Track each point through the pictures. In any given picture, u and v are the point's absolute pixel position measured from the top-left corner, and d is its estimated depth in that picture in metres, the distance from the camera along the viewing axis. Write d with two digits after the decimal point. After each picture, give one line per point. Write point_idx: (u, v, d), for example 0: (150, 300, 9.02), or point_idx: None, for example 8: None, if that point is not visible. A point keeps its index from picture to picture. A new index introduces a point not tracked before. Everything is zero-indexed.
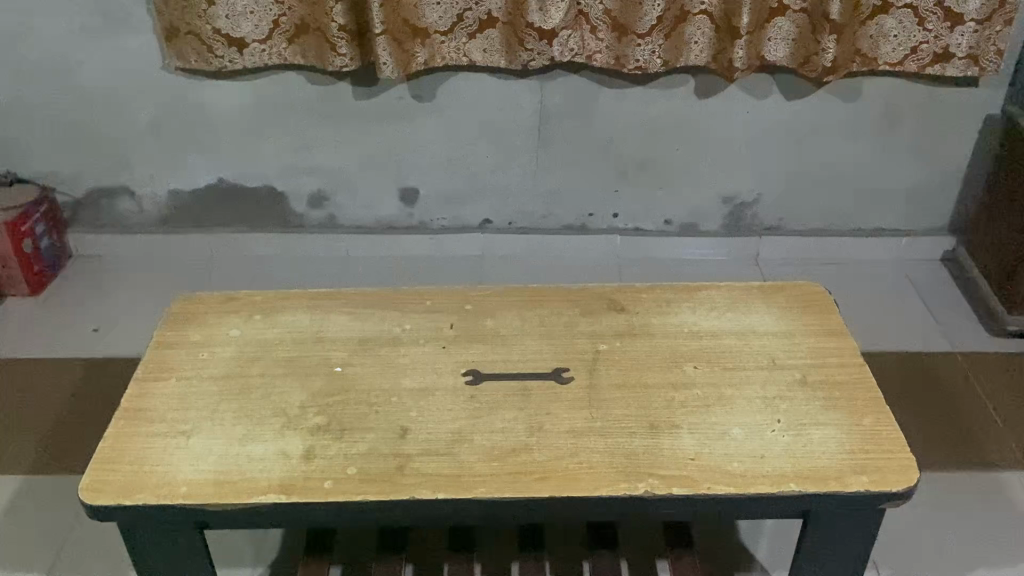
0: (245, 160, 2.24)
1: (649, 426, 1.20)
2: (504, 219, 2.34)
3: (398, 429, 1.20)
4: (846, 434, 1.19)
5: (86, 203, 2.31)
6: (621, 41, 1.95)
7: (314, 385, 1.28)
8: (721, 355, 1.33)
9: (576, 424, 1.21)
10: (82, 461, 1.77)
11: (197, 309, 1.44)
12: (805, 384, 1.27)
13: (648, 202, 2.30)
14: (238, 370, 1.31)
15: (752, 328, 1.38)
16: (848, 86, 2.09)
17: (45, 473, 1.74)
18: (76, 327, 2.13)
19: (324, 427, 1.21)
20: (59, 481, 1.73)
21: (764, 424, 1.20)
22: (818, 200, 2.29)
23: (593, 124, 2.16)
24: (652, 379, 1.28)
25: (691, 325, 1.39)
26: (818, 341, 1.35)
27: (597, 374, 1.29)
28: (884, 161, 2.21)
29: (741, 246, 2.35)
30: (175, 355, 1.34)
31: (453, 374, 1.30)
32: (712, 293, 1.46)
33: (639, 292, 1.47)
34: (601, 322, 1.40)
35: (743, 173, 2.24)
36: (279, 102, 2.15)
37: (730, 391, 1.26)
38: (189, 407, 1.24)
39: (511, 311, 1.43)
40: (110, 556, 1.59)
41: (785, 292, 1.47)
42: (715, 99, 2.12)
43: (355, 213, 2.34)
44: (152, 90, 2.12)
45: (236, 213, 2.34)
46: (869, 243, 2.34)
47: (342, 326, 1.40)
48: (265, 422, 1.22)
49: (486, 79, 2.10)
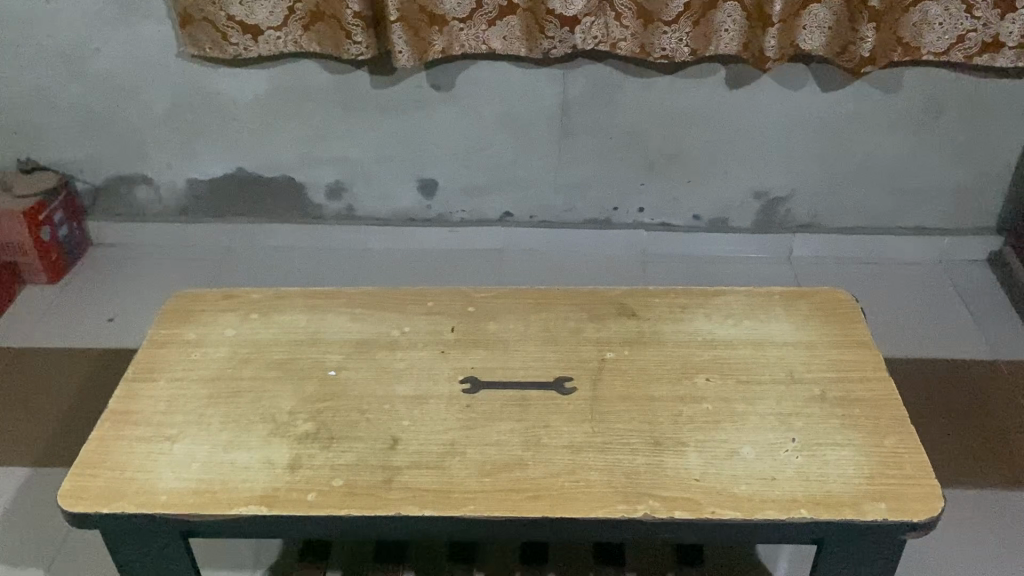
0: (263, 150, 2.20)
1: (652, 442, 1.13)
2: (525, 212, 2.27)
3: (387, 439, 1.15)
4: (865, 457, 1.10)
5: (105, 190, 2.29)
6: (647, 28, 1.86)
7: (305, 391, 1.23)
8: (735, 367, 1.25)
9: (575, 438, 1.14)
10: (70, 455, 1.75)
11: (194, 306, 1.40)
12: (824, 401, 1.19)
13: (676, 196, 2.21)
14: (229, 372, 1.27)
15: (770, 338, 1.30)
16: (889, 77, 1.97)
17: (35, 466, 1.73)
18: (90, 318, 2.11)
19: (312, 435, 1.16)
20: (48, 475, 1.71)
21: (777, 444, 1.13)
22: (855, 197, 2.17)
23: (617, 115, 2.08)
24: (659, 392, 1.21)
25: (704, 334, 1.31)
26: (839, 353, 1.26)
27: (601, 384, 1.22)
28: (926, 157, 2.09)
29: (772, 243, 2.25)
30: (167, 355, 1.30)
31: (449, 381, 1.24)
32: (730, 298, 1.38)
33: (651, 297, 1.39)
34: (610, 327, 1.33)
35: (775, 168, 2.14)
36: (295, 90, 2.10)
37: (743, 406, 1.18)
38: (177, 411, 1.20)
39: (515, 315, 1.36)
40: (92, 556, 1.56)
41: (807, 299, 1.37)
42: (746, 90, 2.02)
43: (373, 205, 2.29)
44: (169, 78, 2.09)
45: (255, 202, 2.31)
46: (909, 243, 2.21)
47: (338, 328, 1.35)
48: (252, 428, 1.17)
49: (506, 67, 2.02)
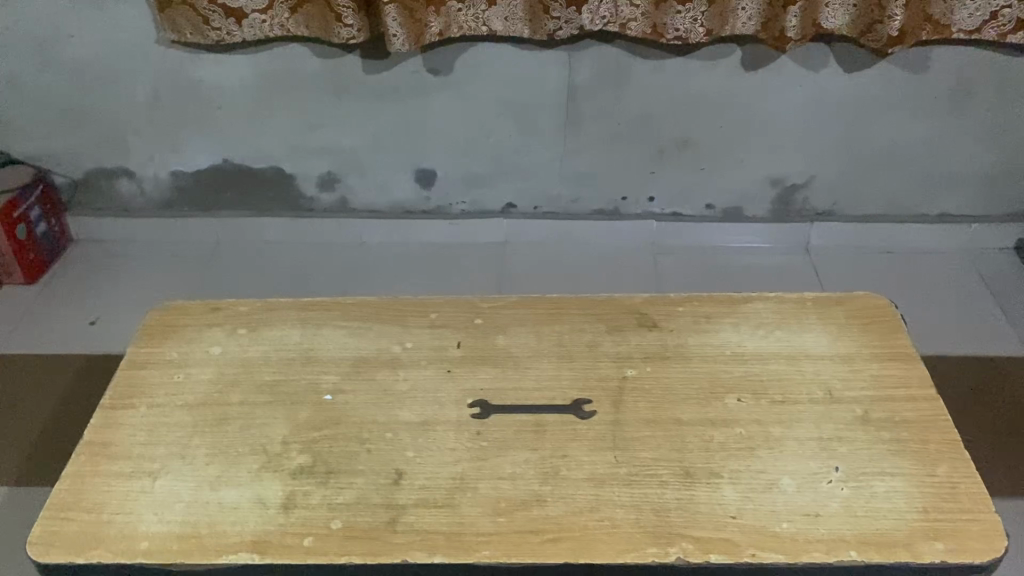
0: (250, 140, 2.08)
1: (682, 474, 1.03)
2: (528, 203, 2.16)
3: (391, 474, 1.04)
4: (916, 488, 1.00)
5: (85, 184, 2.17)
6: (659, 7, 1.73)
7: (299, 417, 1.12)
8: (768, 385, 1.14)
9: (597, 470, 1.03)
10: (54, 473, 1.63)
11: (177, 321, 1.29)
12: (867, 423, 1.09)
13: (688, 185, 2.10)
14: (215, 398, 1.16)
15: (806, 351, 1.19)
16: (916, 57, 1.85)
17: (15, 486, 1.61)
18: (71, 321, 2.00)
19: (308, 469, 1.05)
20: (26, 496, 1.59)
21: (819, 474, 1.03)
22: (876, 184, 2.06)
23: (626, 100, 1.96)
24: (686, 415, 1.10)
25: (733, 347, 1.20)
26: (881, 368, 1.16)
27: (623, 406, 1.12)
28: (954, 141, 1.97)
29: (789, 234, 2.14)
30: (148, 377, 1.19)
31: (457, 405, 1.13)
32: (759, 306, 1.27)
33: (673, 305, 1.28)
34: (630, 341, 1.22)
35: (793, 154, 2.03)
36: (283, 76, 1.97)
37: (779, 430, 1.08)
38: (160, 443, 1.10)
39: (526, 328, 1.25)
40: None
41: (843, 306, 1.27)
42: (764, 72, 1.90)
43: (368, 197, 2.17)
44: (149, 65, 1.96)
45: (244, 196, 2.19)
46: (932, 232, 2.11)
47: (334, 344, 1.24)
48: (242, 461, 1.07)
49: (508, 50, 1.90)
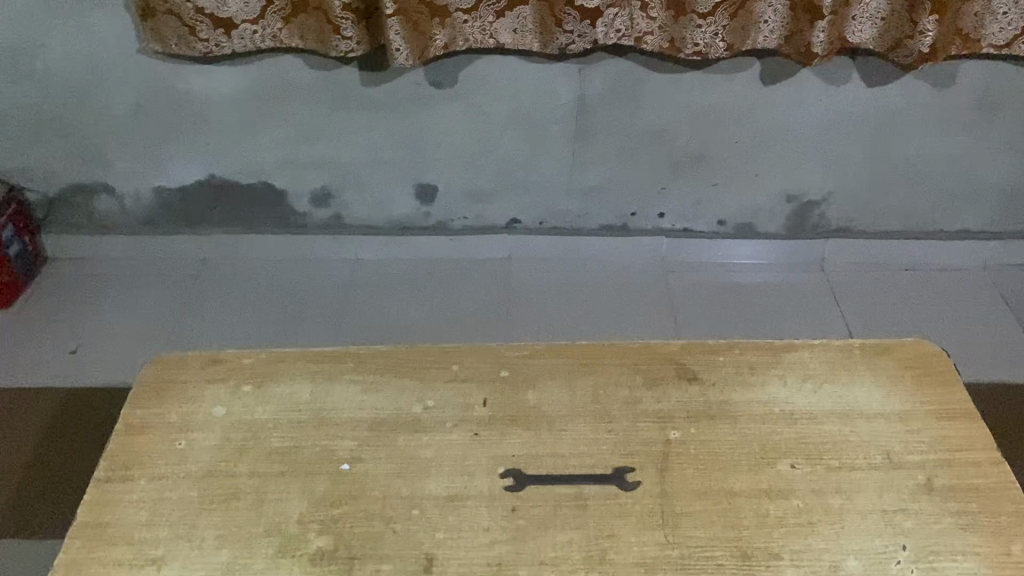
0: (239, 154, 1.96)
1: (739, 556, 0.95)
2: (534, 219, 2.06)
3: (422, 559, 0.94)
4: (994, 570, 0.92)
5: (61, 201, 2.03)
6: (678, 21, 1.64)
7: (315, 491, 1.02)
8: (823, 449, 1.06)
9: (648, 552, 0.95)
10: (63, 522, 1.50)
11: (175, 376, 1.18)
12: (932, 492, 1.01)
13: (700, 200, 2.01)
14: (223, 469, 1.05)
15: (859, 408, 1.11)
16: (942, 71, 1.77)
17: (16, 540, 1.47)
18: (51, 350, 1.87)
19: (329, 553, 0.95)
20: (28, 551, 1.46)
21: (886, 554, 0.94)
22: (895, 199, 1.99)
23: (638, 113, 1.86)
24: (738, 486, 1.02)
25: (781, 404, 1.12)
26: (941, 427, 1.09)
27: (670, 476, 1.03)
28: (977, 157, 1.90)
29: (804, 251, 2.07)
30: (146, 444, 1.09)
31: (488, 475, 1.04)
32: (804, 355, 1.19)
33: (713, 355, 1.20)
34: (670, 397, 1.13)
35: (810, 169, 1.94)
36: (275, 88, 1.85)
37: (840, 502, 1.00)
38: (163, 523, 0.99)
39: (557, 382, 1.16)
40: None
41: (892, 355, 1.20)
42: (783, 85, 1.81)
43: (364, 213, 2.06)
44: (130, 77, 1.83)
45: (232, 212, 2.07)
46: (951, 248, 2.04)
47: (349, 403, 1.14)
48: (256, 544, 0.96)
49: (516, 62, 1.79)
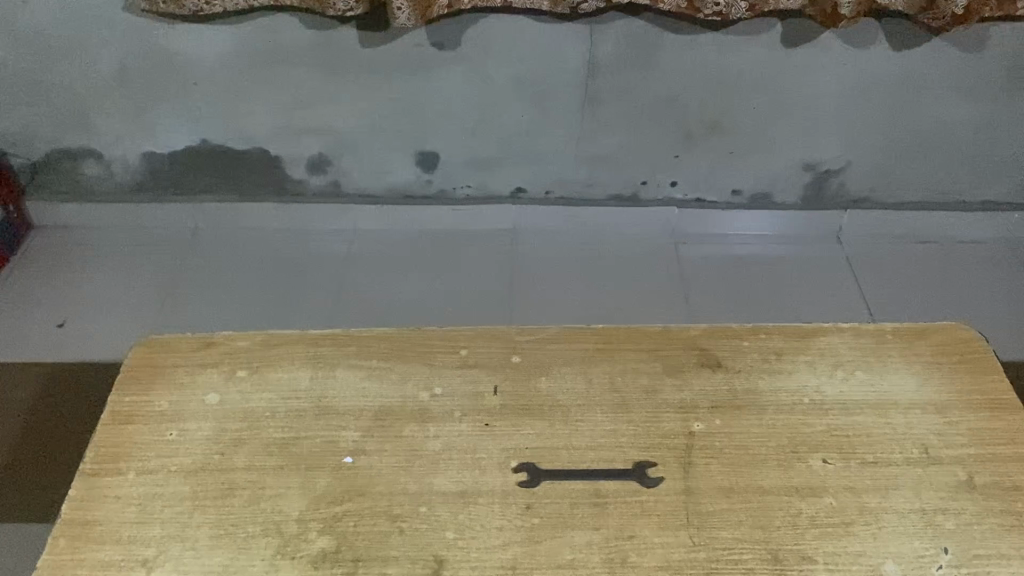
0: (232, 119, 1.87)
1: (769, 559, 0.88)
2: (540, 188, 1.98)
3: (431, 561, 0.88)
4: None
5: (46, 166, 1.95)
6: None
7: (316, 487, 0.96)
8: (856, 443, 1.00)
9: (672, 555, 0.89)
10: (55, 509, 1.44)
11: (166, 361, 1.11)
12: (973, 490, 0.95)
13: (714, 169, 1.93)
14: (217, 463, 0.99)
15: (893, 398, 1.05)
16: (973, 34, 1.68)
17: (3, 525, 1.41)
18: (38, 323, 1.80)
19: (332, 555, 0.89)
20: (19, 537, 1.40)
21: (926, 558, 0.88)
22: (917, 169, 1.91)
23: (652, 78, 1.77)
24: (767, 483, 0.96)
25: (811, 394, 1.05)
26: (981, 419, 1.02)
27: (694, 472, 0.97)
28: (1004, 125, 1.82)
29: (820, 222, 1.99)
30: (135, 434, 1.02)
31: (501, 470, 0.97)
32: (834, 340, 1.13)
33: (737, 340, 1.13)
34: (693, 386, 1.07)
35: (830, 137, 1.86)
36: (269, 50, 1.76)
37: (876, 501, 0.94)
38: (153, 521, 0.93)
39: (572, 368, 1.09)
40: None
41: (927, 340, 1.13)
42: (805, 48, 1.72)
43: (363, 181, 1.98)
44: (115, 36, 1.73)
45: (225, 179, 1.98)
46: (973, 220, 1.97)
47: (351, 390, 1.07)
48: (253, 545, 0.90)
49: (524, 23, 1.70)
